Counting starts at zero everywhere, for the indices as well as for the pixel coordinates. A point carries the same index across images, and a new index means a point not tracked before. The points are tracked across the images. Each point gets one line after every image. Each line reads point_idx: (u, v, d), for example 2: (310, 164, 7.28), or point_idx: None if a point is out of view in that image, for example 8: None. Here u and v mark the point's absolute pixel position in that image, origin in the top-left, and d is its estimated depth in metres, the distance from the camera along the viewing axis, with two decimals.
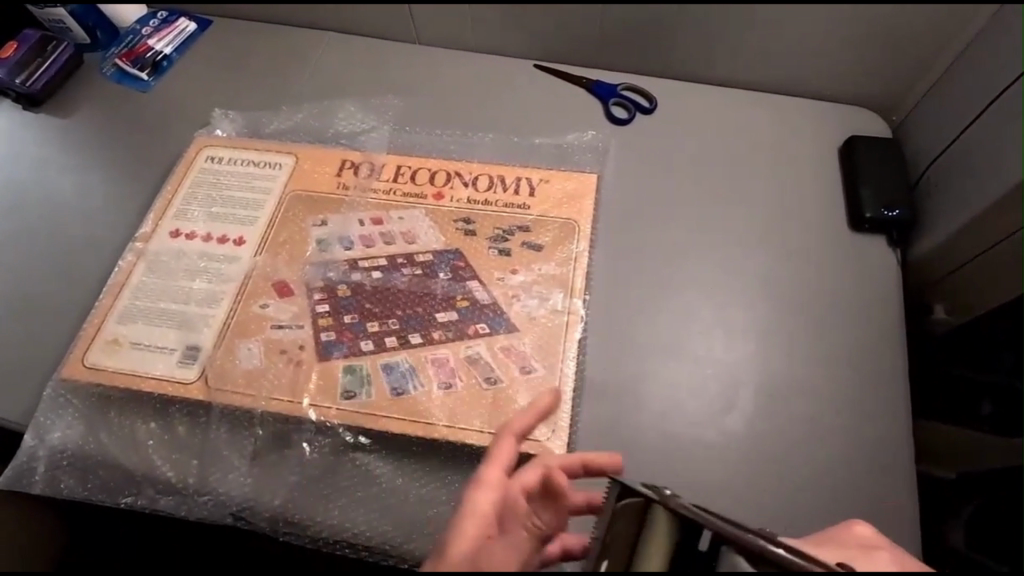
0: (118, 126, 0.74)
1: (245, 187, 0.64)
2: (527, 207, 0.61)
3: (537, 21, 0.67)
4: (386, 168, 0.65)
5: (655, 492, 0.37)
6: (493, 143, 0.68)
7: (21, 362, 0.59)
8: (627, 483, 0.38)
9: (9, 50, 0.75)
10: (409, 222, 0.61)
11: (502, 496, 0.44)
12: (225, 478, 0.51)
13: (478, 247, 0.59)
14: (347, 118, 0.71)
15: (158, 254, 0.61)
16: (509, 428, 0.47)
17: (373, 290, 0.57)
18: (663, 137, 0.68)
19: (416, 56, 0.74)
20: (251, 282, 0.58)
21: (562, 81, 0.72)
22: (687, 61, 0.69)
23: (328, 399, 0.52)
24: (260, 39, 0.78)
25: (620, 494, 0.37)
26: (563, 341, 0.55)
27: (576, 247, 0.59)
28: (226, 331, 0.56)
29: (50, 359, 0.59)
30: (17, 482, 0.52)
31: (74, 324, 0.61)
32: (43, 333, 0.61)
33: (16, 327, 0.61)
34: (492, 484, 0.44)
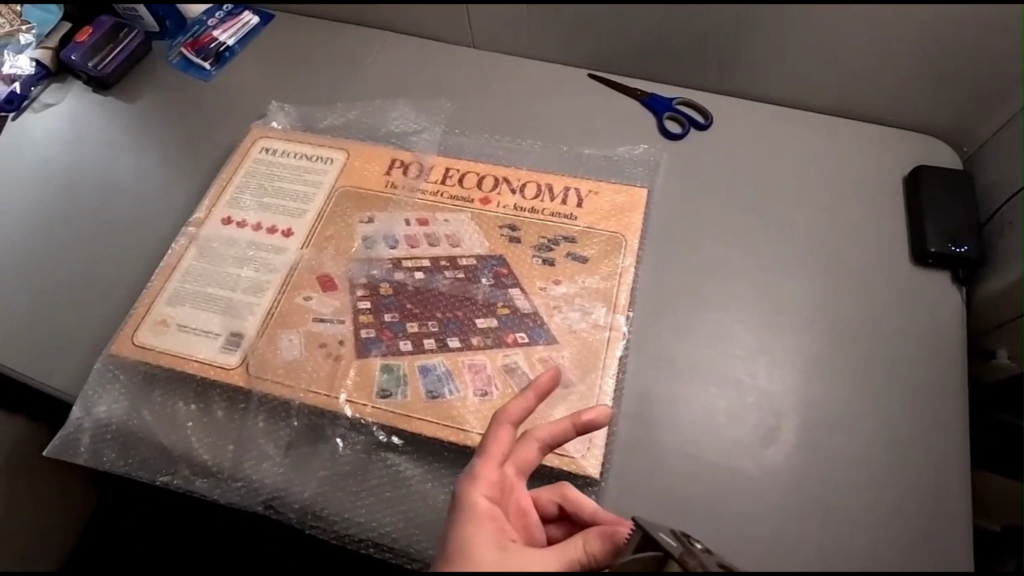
0: (185, 115, 0.79)
1: (296, 179, 0.66)
2: (574, 218, 0.60)
3: (591, 30, 0.68)
4: (434, 170, 0.65)
5: (677, 547, 0.38)
6: (541, 151, 0.68)
7: (80, 329, 0.63)
8: (649, 536, 0.39)
9: (85, 35, 0.82)
10: (453, 226, 0.61)
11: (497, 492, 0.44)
12: (259, 466, 0.51)
13: (523, 255, 0.58)
14: (399, 118, 0.72)
15: (209, 240, 0.62)
16: (505, 415, 0.45)
17: (415, 291, 0.57)
18: (717, 155, 0.67)
19: (469, 59, 0.75)
20: (296, 274, 0.59)
21: (614, 91, 0.72)
22: (743, 76, 0.68)
23: (363, 397, 0.52)
24: (322, 39, 0.81)
25: (640, 546, 0.39)
26: (603, 358, 0.53)
27: (624, 262, 0.58)
28: (269, 321, 0.56)
29: (103, 329, 0.63)
30: (62, 451, 0.53)
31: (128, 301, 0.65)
32: (98, 305, 0.65)
33: (76, 297, 0.66)
34: (489, 484, 0.44)
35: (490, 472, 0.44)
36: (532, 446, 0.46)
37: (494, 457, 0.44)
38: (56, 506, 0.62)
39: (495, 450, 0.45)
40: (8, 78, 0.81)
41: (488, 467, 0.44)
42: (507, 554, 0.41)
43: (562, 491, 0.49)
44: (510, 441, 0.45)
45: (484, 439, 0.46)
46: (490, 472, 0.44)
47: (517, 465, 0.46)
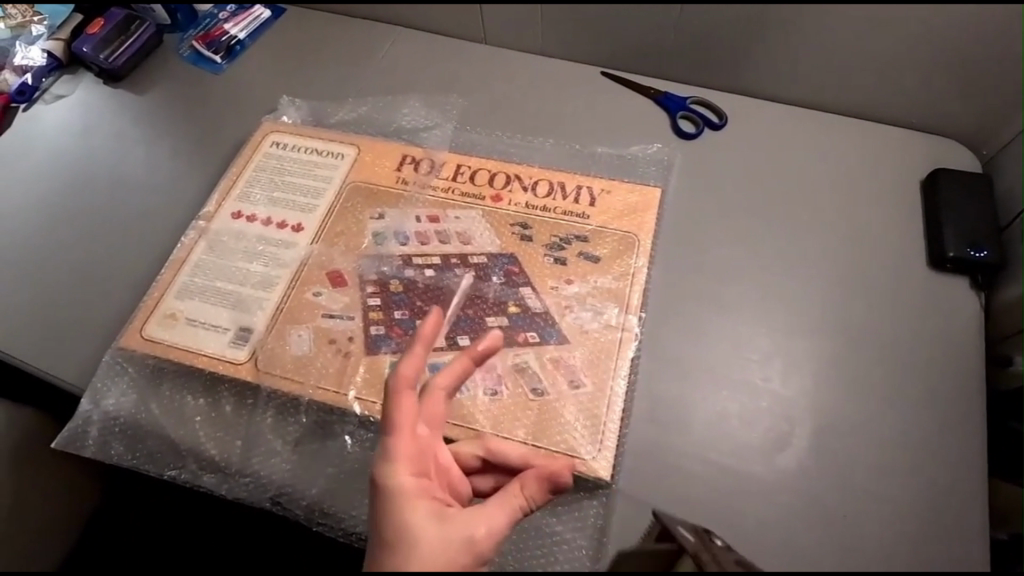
0: (194, 108, 0.79)
1: (307, 174, 0.65)
2: (587, 217, 0.59)
3: (611, 25, 0.67)
4: (446, 167, 0.65)
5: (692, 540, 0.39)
6: (553, 149, 0.68)
7: (88, 319, 0.64)
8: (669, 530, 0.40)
9: (97, 27, 0.83)
10: (465, 223, 0.60)
11: (420, 460, 0.43)
12: (267, 461, 0.51)
13: (534, 254, 0.58)
14: (410, 113, 0.71)
15: (219, 234, 0.62)
16: (402, 377, 0.43)
17: (426, 289, 0.57)
18: (730, 156, 0.66)
19: (481, 56, 0.75)
20: (306, 269, 0.59)
21: (626, 90, 0.71)
22: (760, 74, 0.67)
23: (372, 394, 0.52)
24: (334, 35, 0.81)
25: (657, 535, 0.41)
26: (615, 359, 0.52)
27: (637, 262, 0.57)
28: (278, 317, 0.56)
29: (113, 320, 0.64)
30: (70, 444, 0.53)
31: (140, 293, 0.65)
32: (109, 296, 0.65)
33: (86, 286, 0.66)
34: (408, 458, 0.42)
35: (405, 443, 0.42)
36: (438, 397, 0.45)
37: (406, 423, 0.42)
38: (63, 497, 0.62)
39: (404, 418, 0.42)
40: (20, 70, 0.82)
41: (401, 440, 0.42)
42: (449, 523, 0.39)
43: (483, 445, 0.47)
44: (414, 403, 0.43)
45: (388, 411, 0.43)
46: (404, 442, 0.42)
47: (428, 422, 0.45)
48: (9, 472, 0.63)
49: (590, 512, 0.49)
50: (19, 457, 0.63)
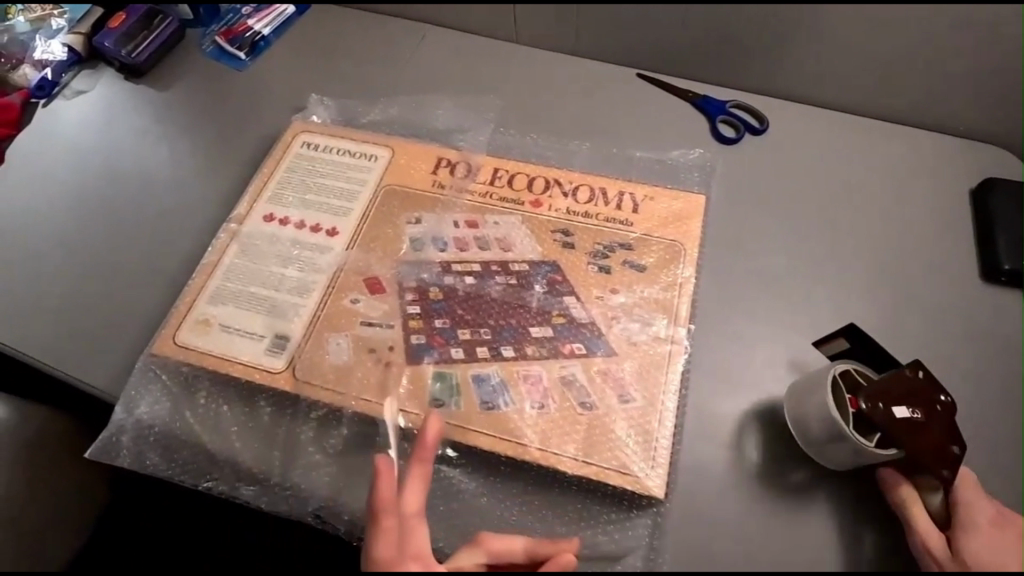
0: (218, 104, 0.78)
1: (340, 176, 0.64)
2: (630, 224, 0.58)
3: (636, 26, 0.67)
4: (483, 170, 0.63)
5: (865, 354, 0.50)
6: (590, 153, 0.66)
7: (118, 321, 0.63)
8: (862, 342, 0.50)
9: (119, 22, 0.81)
10: (504, 229, 0.59)
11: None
12: (309, 474, 0.50)
13: (578, 262, 0.56)
14: (443, 115, 0.70)
15: (252, 237, 0.60)
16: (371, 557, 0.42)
17: (467, 297, 0.55)
18: (773, 164, 0.65)
19: (514, 56, 0.74)
20: (342, 275, 0.57)
21: (664, 92, 0.70)
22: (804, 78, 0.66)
23: (415, 406, 0.50)
24: (363, 33, 0.80)
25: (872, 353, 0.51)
26: (665, 372, 0.50)
27: (683, 272, 0.55)
28: (316, 324, 0.55)
29: (145, 323, 0.63)
30: (103, 453, 0.52)
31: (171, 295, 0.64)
32: (138, 298, 0.64)
33: (115, 288, 0.65)
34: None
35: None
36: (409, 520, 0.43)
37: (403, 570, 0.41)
38: (71, 500, 0.61)
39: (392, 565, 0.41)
40: (40, 64, 0.81)
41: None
42: None
43: (483, 551, 0.43)
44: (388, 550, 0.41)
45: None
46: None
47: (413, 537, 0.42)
48: (18, 470, 0.61)
49: (641, 532, 0.47)
50: (30, 456, 0.62)
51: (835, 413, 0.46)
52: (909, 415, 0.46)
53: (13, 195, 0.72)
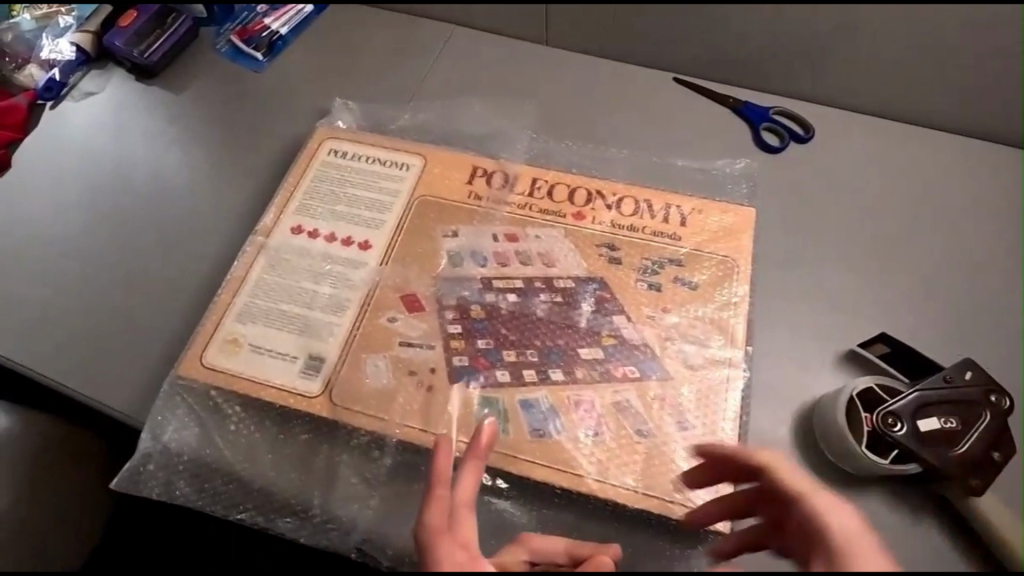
0: (236, 108, 0.75)
1: (371, 186, 0.61)
2: (678, 238, 0.55)
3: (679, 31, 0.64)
4: (521, 180, 0.60)
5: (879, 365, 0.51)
6: (629, 162, 0.64)
7: (139, 337, 0.60)
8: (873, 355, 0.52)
9: (130, 20, 0.78)
10: (546, 242, 0.56)
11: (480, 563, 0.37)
12: (351, 505, 0.47)
13: (626, 279, 0.54)
14: (475, 121, 0.67)
15: (279, 250, 0.57)
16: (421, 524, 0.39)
17: (511, 316, 0.52)
18: (821, 173, 0.62)
19: (546, 60, 0.71)
20: (378, 292, 0.54)
21: (704, 99, 0.67)
22: (864, 88, 0.63)
23: (461, 432, 0.48)
24: (387, 35, 0.77)
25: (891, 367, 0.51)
26: (723, 396, 0.48)
27: (737, 291, 0.53)
28: (352, 344, 0.52)
29: (167, 339, 0.59)
30: (130, 482, 0.49)
31: (194, 310, 0.61)
32: (160, 313, 0.61)
33: (134, 302, 0.62)
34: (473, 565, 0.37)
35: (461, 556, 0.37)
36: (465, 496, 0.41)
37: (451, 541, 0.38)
38: (72, 502, 0.58)
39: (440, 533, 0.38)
40: (48, 64, 0.77)
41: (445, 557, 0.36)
42: None
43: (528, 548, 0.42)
44: (441, 518, 0.39)
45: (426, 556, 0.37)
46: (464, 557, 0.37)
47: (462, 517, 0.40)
48: (19, 470, 0.58)
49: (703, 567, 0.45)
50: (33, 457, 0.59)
51: (844, 431, 0.46)
52: (941, 426, 0.45)
53: (23, 202, 0.69)
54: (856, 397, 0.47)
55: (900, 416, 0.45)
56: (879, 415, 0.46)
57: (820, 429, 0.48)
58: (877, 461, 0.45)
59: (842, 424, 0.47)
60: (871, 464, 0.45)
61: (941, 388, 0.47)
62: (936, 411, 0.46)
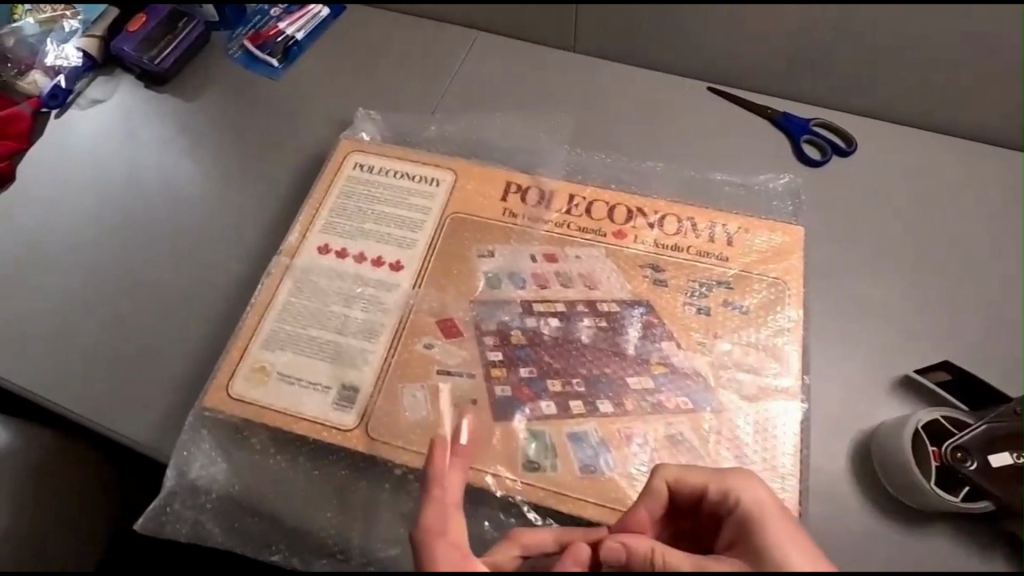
0: (252, 117, 0.71)
1: (400, 203, 0.58)
2: (725, 259, 0.53)
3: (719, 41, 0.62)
4: (557, 196, 0.58)
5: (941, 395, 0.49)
6: (668, 177, 0.61)
7: (157, 360, 0.57)
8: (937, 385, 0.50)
9: (139, 24, 0.74)
10: (587, 263, 0.54)
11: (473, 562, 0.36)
12: (393, 546, 0.45)
13: (673, 303, 0.51)
14: (505, 134, 0.64)
15: (306, 271, 0.54)
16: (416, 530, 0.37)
17: (554, 342, 0.50)
18: (866, 189, 0.60)
19: (577, 69, 0.69)
20: (413, 316, 0.52)
21: (742, 111, 0.65)
22: (883, 94, 0.61)
23: (506, 468, 0.45)
24: (408, 40, 0.74)
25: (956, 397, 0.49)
26: (780, 428, 0.46)
27: (790, 315, 0.50)
28: (387, 372, 0.49)
29: (185, 363, 0.56)
30: (156, 521, 0.47)
31: (212, 331, 0.58)
32: (177, 334, 0.58)
33: (152, 324, 0.59)
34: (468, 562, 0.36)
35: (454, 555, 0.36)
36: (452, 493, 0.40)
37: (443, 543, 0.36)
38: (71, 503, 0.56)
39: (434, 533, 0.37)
40: (53, 70, 0.74)
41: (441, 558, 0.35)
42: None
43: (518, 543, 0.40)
44: (435, 519, 0.38)
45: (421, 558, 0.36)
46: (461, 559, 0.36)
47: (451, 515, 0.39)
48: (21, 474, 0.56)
49: None
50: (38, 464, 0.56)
51: (911, 465, 0.45)
52: (1013, 463, 0.44)
53: (29, 213, 0.66)
54: (921, 429, 0.46)
55: (968, 451, 0.44)
56: (947, 448, 0.44)
57: (881, 461, 0.46)
58: (946, 496, 0.44)
59: (907, 457, 0.45)
60: (938, 500, 0.44)
61: (1011, 422, 0.45)
62: (1007, 446, 0.44)
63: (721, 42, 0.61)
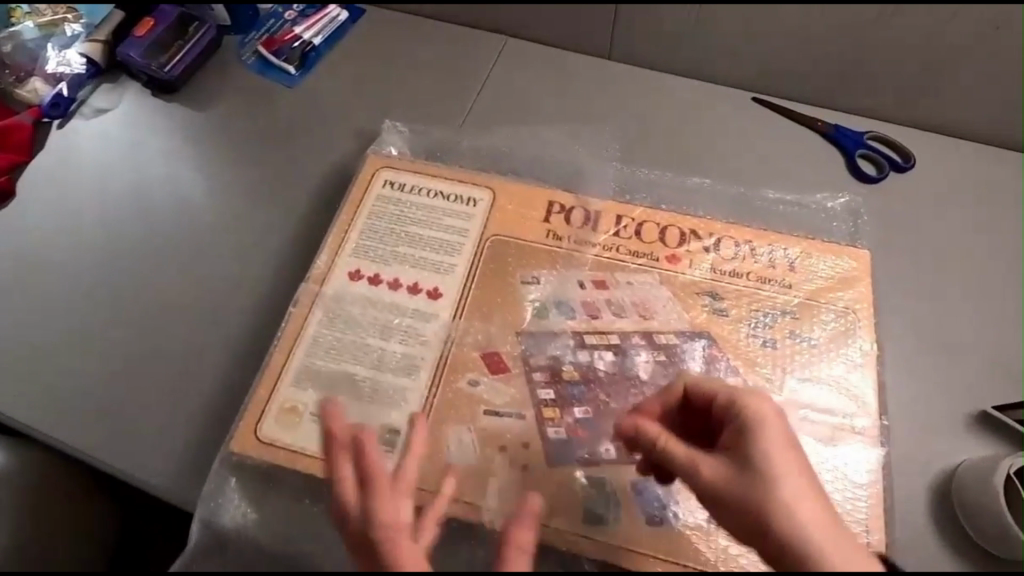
0: (269, 127, 0.67)
1: (436, 224, 0.54)
2: (788, 285, 0.50)
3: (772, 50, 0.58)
4: (604, 217, 0.54)
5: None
6: (719, 194, 0.57)
7: (168, 387, 0.53)
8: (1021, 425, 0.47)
9: (146, 28, 0.70)
10: (640, 290, 0.50)
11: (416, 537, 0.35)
12: None
13: (735, 334, 0.48)
14: (543, 147, 0.61)
15: (337, 300, 0.51)
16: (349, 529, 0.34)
17: (609, 378, 0.47)
18: (927, 208, 0.57)
19: (615, 78, 0.65)
20: (455, 350, 0.48)
21: (792, 124, 0.62)
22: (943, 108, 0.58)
23: (565, 521, 0.42)
24: (434, 46, 0.70)
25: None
26: (858, 473, 0.43)
27: (860, 348, 0.47)
28: (430, 412, 0.46)
29: (186, 366, 0.54)
30: None
31: (213, 331, 0.55)
32: (180, 338, 0.55)
33: (163, 348, 0.54)
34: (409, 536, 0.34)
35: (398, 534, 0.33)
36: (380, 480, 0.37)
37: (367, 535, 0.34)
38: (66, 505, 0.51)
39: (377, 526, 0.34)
40: (55, 78, 0.69)
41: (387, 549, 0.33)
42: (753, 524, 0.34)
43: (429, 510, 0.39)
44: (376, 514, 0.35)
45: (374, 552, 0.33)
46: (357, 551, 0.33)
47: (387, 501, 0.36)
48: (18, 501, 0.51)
49: None
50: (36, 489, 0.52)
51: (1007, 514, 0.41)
52: None
53: (30, 224, 0.62)
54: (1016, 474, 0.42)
55: None
56: None
57: (969, 508, 0.43)
58: None
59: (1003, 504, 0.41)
60: None
61: None
62: None
63: (735, 43, 0.58)
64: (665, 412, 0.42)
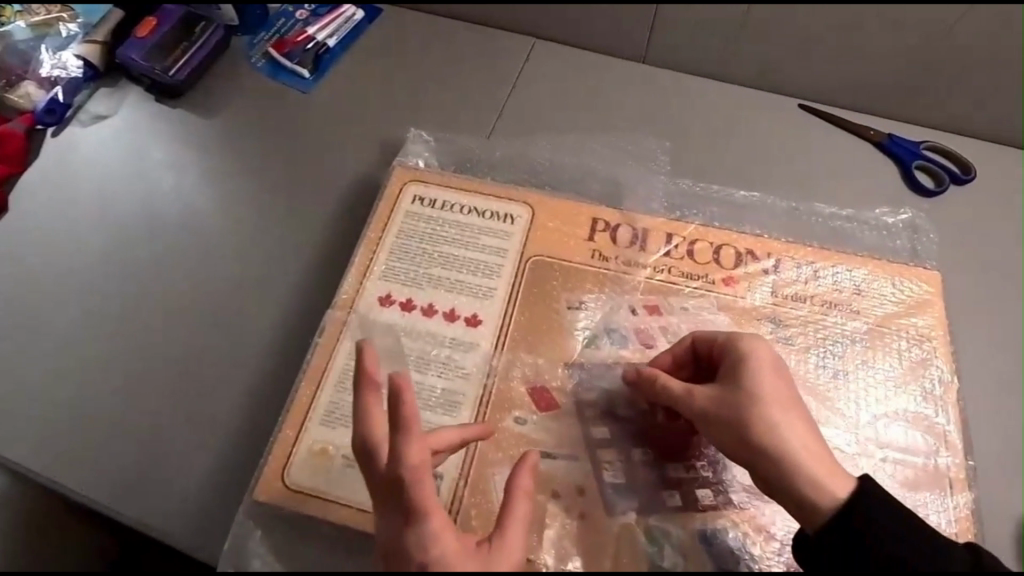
0: (281, 135, 0.62)
1: (471, 244, 0.50)
2: (855, 310, 0.46)
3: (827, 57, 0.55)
4: (653, 235, 0.50)
5: None
6: (773, 209, 0.53)
7: (175, 424, 0.47)
8: None
9: (149, 28, 0.65)
10: (696, 317, 0.47)
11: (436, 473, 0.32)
12: None
13: (804, 365, 0.44)
14: (581, 158, 0.57)
15: (366, 330, 0.46)
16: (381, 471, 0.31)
17: (670, 415, 0.43)
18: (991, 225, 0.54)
19: (653, 83, 0.61)
20: (499, 384, 0.44)
21: (845, 134, 0.58)
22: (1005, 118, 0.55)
23: None
24: (457, 48, 0.65)
25: None
26: (942, 519, 0.40)
27: (936, 380, 0.44)
28: (474, 454, 0.41)
29: (186, 367, 0.49)
30: None
31: (214, 334, 0.51)
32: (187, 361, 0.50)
33: (169, 379, 0.49)
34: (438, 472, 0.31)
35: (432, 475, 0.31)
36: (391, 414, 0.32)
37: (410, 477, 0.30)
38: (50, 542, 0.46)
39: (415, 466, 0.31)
40: (49, 81, 0.64)
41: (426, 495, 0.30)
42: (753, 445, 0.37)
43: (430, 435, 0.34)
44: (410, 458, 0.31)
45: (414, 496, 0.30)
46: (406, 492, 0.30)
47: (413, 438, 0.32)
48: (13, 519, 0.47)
49: None
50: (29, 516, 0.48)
51: None
52: None
53: (21, 241, 0.56)
54: None
55: None
56: None
57: None
58: None
59: None
60: None
61: None
62: None
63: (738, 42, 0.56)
64: (675, 359, 0.43)
